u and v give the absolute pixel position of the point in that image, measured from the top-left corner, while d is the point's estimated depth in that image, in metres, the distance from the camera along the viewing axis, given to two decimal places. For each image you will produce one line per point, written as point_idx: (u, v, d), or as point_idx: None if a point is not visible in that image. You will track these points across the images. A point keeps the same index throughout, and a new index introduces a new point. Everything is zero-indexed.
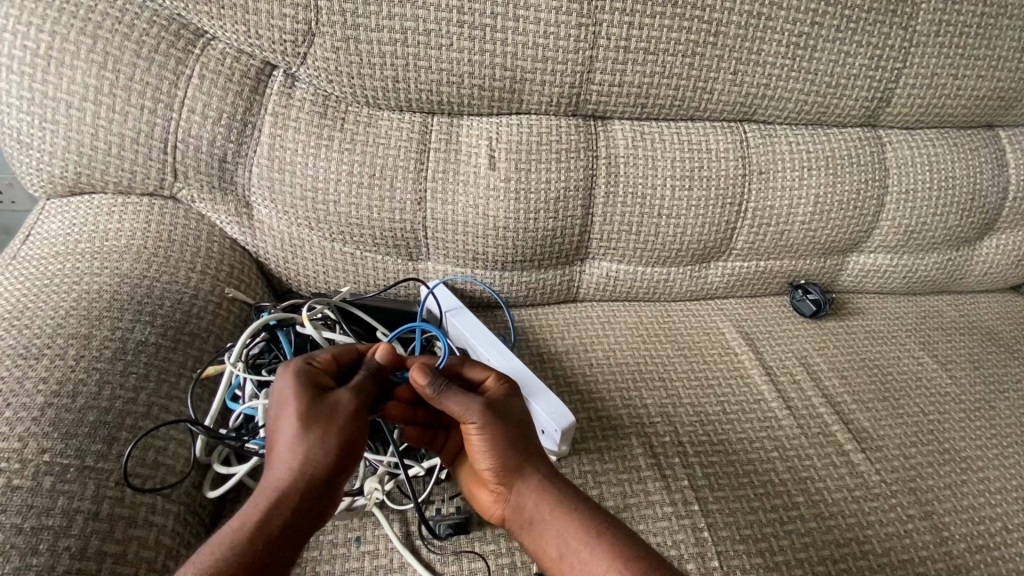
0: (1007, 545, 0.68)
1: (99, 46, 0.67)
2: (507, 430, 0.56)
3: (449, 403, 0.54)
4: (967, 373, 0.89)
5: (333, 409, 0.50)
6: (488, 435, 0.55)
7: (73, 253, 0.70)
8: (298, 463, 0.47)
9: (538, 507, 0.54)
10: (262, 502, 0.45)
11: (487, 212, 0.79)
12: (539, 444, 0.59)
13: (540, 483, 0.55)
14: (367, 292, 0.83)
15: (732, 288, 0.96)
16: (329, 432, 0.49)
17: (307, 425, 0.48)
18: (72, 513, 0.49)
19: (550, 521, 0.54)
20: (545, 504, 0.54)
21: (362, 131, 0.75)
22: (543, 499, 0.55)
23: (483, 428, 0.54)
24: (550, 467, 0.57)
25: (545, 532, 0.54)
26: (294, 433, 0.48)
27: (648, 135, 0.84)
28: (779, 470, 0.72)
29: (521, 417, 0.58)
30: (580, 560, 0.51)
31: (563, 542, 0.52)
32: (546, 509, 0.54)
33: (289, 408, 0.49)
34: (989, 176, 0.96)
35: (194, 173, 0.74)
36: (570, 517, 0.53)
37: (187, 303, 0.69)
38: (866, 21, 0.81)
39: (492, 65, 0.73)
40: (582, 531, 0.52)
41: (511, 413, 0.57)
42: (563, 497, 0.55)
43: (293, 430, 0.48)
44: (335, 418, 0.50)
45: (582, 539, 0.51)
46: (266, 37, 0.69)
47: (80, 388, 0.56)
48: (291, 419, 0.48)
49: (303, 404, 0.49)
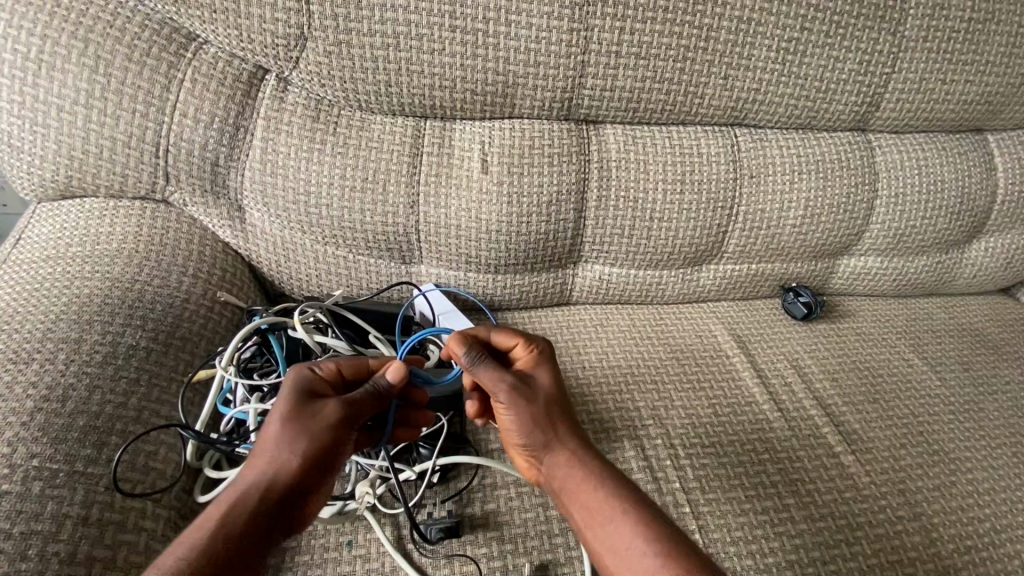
0: (995, 546, 0.69)
1: (90, 50, 0.67)
2: (534, 403, 0.58)
3: (482, 371, 0.58)
4: (957, 375, 0.90)
5: (316, 411, 0.51)
6: (519, 401, 0.57)
7: (64, 257, 0.70)
8: (277, 458, 0.48)
9: (569, 475, 0.56)
10: (238, 495, 0.46)
11: (480, 216, 0.79)
12: (570, 417, 0.60)
13: (570, 455, 0.57)
14: (360, 295, 0.84)
15: (725, 290, 0.96)
16: (309, 432, 0.50)
17: (288, 424, 0.49)
18: (62, 518, 0.49)
19: (581, 493, 0.54)
20: (574, 475, 0.56)
21: (355, 135, 0.75)
22: (573, 471, 0.56)
23: (511, 398, 0.57)
24: (580, 440, 0.58)
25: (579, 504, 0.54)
26: (275, 429, 0.49)
27: (640, 139, 0.84)
28: (770, 471, 0.73)
29: (553, 388, 0.61)
30: (614, 534, 0.51)
31: (597, 514, 0.53)
32: (575, 478, 0.55)
33: (276, 407, 0.51)
34: (978, 180, 0.97)
35: (187, 177, 0.74)
36: (601, 490, 0.54)
37: (180, 307, 0.69)
38: (856, 26, 0.82)
39: (485, 69, 0.74)
40: (614, 506, 0.52)
41: (533, 386, 0.59)
42: (594, 469, 0.56)
43: (276, 428, 0.49)
44: (318, 419, 0.50)
45: (613, 514, 0.52)
46: (259, 41, 0.69)
47: (70, 393, 0.56)
48: (275, 417, 0.50)
49: (289, 405, 0.51)
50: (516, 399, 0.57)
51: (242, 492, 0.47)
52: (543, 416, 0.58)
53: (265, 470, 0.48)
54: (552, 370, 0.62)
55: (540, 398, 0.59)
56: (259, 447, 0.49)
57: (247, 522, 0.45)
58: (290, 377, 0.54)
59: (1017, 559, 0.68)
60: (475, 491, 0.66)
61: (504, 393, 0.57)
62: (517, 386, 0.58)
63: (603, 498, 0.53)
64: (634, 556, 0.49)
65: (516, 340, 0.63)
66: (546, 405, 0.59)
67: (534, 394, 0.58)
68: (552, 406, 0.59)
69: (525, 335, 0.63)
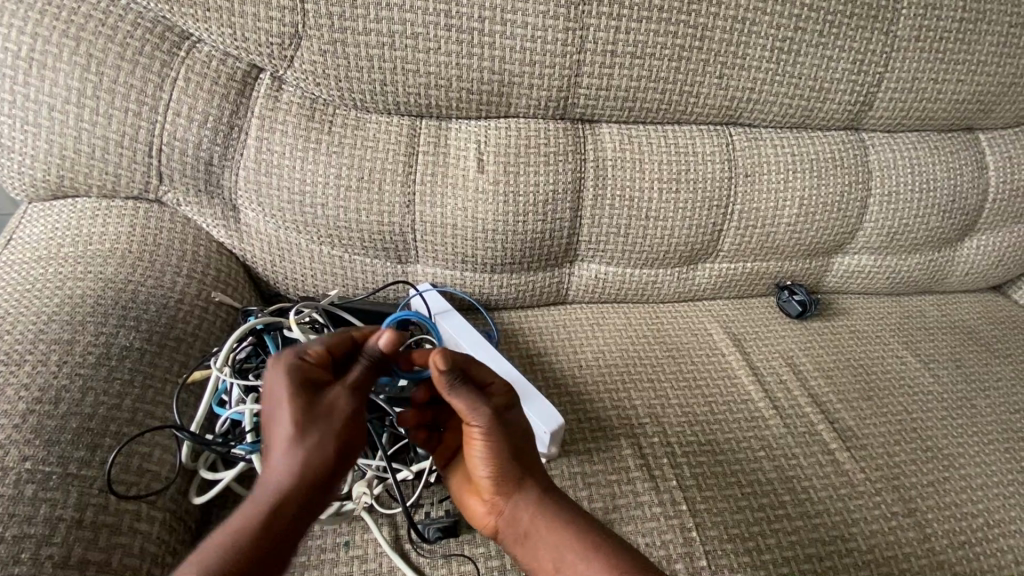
0: (988, 541, 0.69)
1: (82, 48, 0.66)
2: (509, 442, 0.56)
3: (461, 399, 0.53)
4: (949, 372, 0.91)
5: (331, 406, 0.49)
6: (499, 441, 0.55)
7: (56, 257, 0.69)
8: (304, 460, 0.46)
9: (534, 521, 0.56)
10: (270, 499, 0.44)
11: (476, 215, 0.79)
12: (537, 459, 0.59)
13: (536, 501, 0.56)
14: (356, 295, 0.83)
15: (720, 289, 0.97)
16: (331, 429, 0.48)
17: (308, 424, 0.47)
18: (55, 521, 0.49)
19: (546, 539, 0.55)
20: (541, 520, 0.55)
21: (351, 134, 0.75)
22: (539, 517, 0.55)
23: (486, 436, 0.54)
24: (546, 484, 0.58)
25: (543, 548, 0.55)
26: (294, 429, 0.46)
27: (636, 138, 0.85)
28: (766, 469, 0.73)
29: (522, 424, 0.58)
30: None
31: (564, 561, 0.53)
32: (543, 523, 0.55)
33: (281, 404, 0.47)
34: (970, 179, 0.98)
35: (181, 176, 0.73)
36: (569, 535, 0.54)
37: (174, 308, 0.69)
38: (849, 26, 0.82)
39: (481, 68, 0.73)
40: (585, 554, 0.53)
41: (511, 423, 0.57)
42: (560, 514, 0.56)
43: (294, 427, 0.46)
44: (335, 413, 0.49)
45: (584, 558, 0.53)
46: (253, 40, 0.69)
47: (63, 395, 0.56)
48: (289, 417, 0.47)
49: (302, 404, 0.47)
50: (492, 439, 0.55)
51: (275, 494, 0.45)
52: (513, 458, 0.56)
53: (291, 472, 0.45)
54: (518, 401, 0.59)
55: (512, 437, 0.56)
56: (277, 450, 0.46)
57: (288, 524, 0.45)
58: (284, 370, 0.49)
59: (1010, 554, 0.69)
60: None
61: (481, 429, 0.54)
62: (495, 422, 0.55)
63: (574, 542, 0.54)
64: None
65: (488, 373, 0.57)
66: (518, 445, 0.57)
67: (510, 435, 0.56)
68: (522, 444, 0.57)
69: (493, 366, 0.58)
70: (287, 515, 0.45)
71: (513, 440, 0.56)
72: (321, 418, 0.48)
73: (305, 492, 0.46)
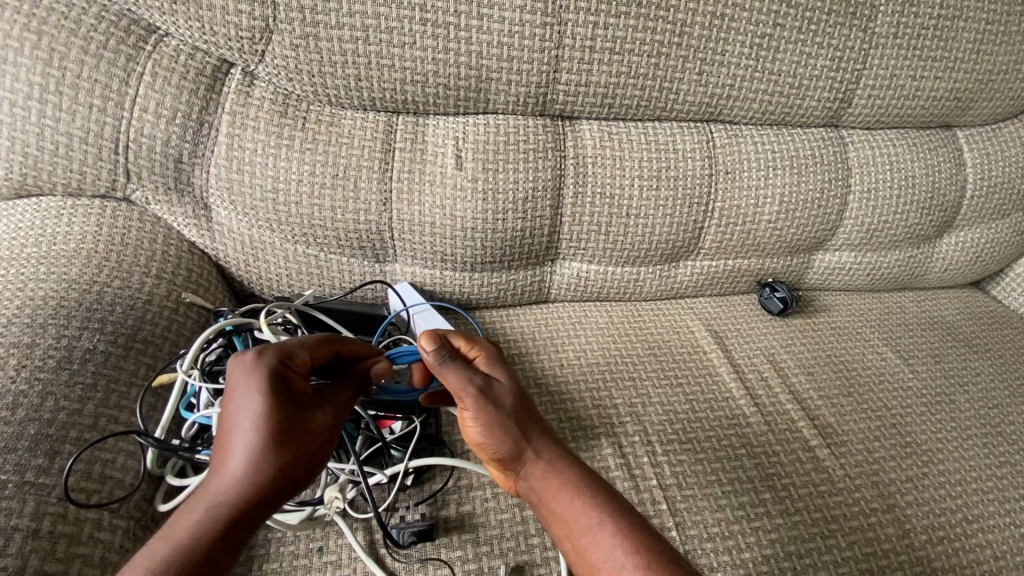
0: (967, 536, 0.70)
1: (44, 42, 0.64)
2: (502, 409, 0.56)
3: (451, 375, 0.56)
4: (929, 368, 0.91)
5: (300, 418, 0.46)
6: (486, 408, 0.55)
7: (19, 258, 0.67)
8: (256, 471, 0.43)
9: (546, 487, 0.54)
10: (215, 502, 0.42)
11: (454, 214, 0.78)
12: (546, 426, 0.58)
13: (546, 465, 0.55)
14: (333, 295, 0.82)
15: (702, 287, 0.96)
16: (294, 441, 0.45)
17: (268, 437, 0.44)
18: (10, 531, 0.47)
19: (561, 505, 0.52)
20: (551, 484, 0.54)
21: (325, 130, 0.73)
22: (549, 481, 0.54)
23: (476, 407, 0.55)
24: (557, 448, 0.56)
25: (555, 514, 0.53)
26: (252, 437, 0.44)
27: (617, 135, 0.84)
28: (746, 466, 0.73)
29: (517, 391, 0.59)
30: (591, 549, 0.49)
31: (574, 527, 0.51)
32: (552, 486, 0.54)
33: (246, 406, 0.45)
34: (948, 175, 0.98)
35: (149, 174, 0.71)
36: (578, 500, 0.52)
37: (141, 309, 0.67)
38: (827, 23, 0.82)
39: (457, 64, 0.72)
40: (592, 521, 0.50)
41: (501, 391, 0.57)
42: (570, 478, 0.54)
43: (251, 439, 0.43)
44: (303, 426, 0.46)
45: (594, 525, 0.50)
46: (222, 34, 0.67)
47: (21, 400, 0.54)
48: (249, 423, 0.44)
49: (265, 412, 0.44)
50: (483, 409, 0.55)
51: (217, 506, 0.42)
52: (509, 421, 0.56)
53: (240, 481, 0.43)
54: (506, 370, 0.60)
55: (501, 404, 0.56)
56: (230, 457, 0.43)
57: (229, 541, 0.42)
58: (254, 372, 0.46)
59: (989, 549, 0.69)
60: (451, 493, 0.65)
61: (471, 401, 0.55)
62: (484, 393, 0.56)
63: (583, 508, 0.51)
64: (616, 568, 0.47)
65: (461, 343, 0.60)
66: (512, 410, 0.57)
67: (501, 402, 0.56)
68: (518, 409, 0.57)
69: (470, 336, 0.61)
70: (231, 525, 0.42)
71: (506, 406, 0.56)
72: (288, 430, 0.45)
73: (251, 504, 0.43)
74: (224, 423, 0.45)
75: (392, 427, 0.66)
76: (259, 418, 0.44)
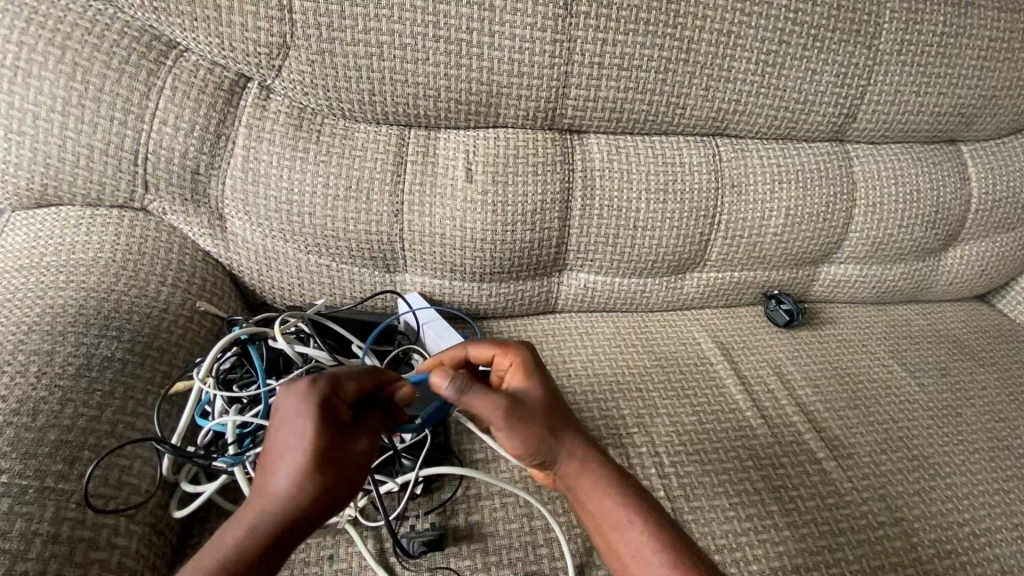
0: (974, 550, 0.70)
1: (68, 57, 0.66)
2: (541, 411, 0.52)
3: (475, 398, 0.51)
4: (934, 380, 0.91)
5: (335, 431, 0.43)
6: (517, 417, 0.51)
7: (38, 267, 0.68)
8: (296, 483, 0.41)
9: (585, 486, 0.50)
10: (265, 524, 0.39)
11: (464, 225, 0.79)
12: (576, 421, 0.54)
13: (581, 467, 0.51)
14: (344, 304, 0.83)
15: (709, 298, 0.97)
16: (334, 454, 0.43)
17: (308, 448, 0.41)
18: (30, 536, 0.48)
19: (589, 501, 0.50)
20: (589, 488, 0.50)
21: (339, 144, 0.75)
22: (588, 482, 0.50)
23: (509, 420, 0.51)
24: (593, 447, 0.52)
25: (596, 519, 0.49)
26: (294, 452, 0.41)
27: (624, 148, 0.85)
28: (753, 479, 0.73)
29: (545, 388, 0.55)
30: (633, 549, 0.46)
31: (609, 521, 0.48)
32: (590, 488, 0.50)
33: (287, 426, 0.43)
34: (952, 189, 0.99)
35: (167, 186, 0.73)
36: (617, 506, 0.48)
37: (157, 318, 0.68)
38: (832, 40, 0.84)
39: (469, 79, 0.74)
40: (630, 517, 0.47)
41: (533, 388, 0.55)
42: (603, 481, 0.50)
43: (306, 459, 0.41)
44: (339, 445, 0.43)
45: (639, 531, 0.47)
46: (241, 50, 0.69)
47: (42, 407, 0.55)
48: (291, 443, 0.42)
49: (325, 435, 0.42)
50: (512, 419, 0.51)
51: (243, 536, 0.39)
52: (540, 416, 0.52)
53: (277, 506, 0.40)
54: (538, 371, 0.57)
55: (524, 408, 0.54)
56: (278, 474, 0.41)
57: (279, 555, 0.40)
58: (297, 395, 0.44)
59: (996, 563, 0.69)
60: (459, 502, 0.66)
61: (500, 418, 0.51)
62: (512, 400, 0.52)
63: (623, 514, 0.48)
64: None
65: (494, 349, 0.59)
66: (547, 411, 0.53)
67: (531, 403, 0.53)
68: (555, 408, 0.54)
69: (502, 342, 0.59)
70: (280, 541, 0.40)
71: (543, 403, 0.53)
72: (342, 454, 0.43)
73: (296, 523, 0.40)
74: (276, 439, 0.42)
75: (402, 436, 0.67)
76: (301, 441, 0.42)
